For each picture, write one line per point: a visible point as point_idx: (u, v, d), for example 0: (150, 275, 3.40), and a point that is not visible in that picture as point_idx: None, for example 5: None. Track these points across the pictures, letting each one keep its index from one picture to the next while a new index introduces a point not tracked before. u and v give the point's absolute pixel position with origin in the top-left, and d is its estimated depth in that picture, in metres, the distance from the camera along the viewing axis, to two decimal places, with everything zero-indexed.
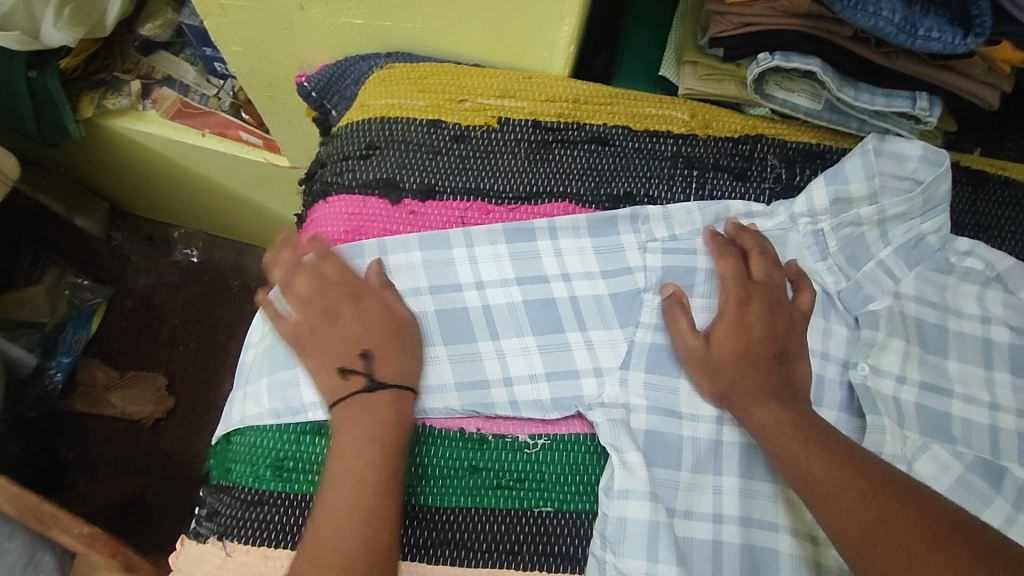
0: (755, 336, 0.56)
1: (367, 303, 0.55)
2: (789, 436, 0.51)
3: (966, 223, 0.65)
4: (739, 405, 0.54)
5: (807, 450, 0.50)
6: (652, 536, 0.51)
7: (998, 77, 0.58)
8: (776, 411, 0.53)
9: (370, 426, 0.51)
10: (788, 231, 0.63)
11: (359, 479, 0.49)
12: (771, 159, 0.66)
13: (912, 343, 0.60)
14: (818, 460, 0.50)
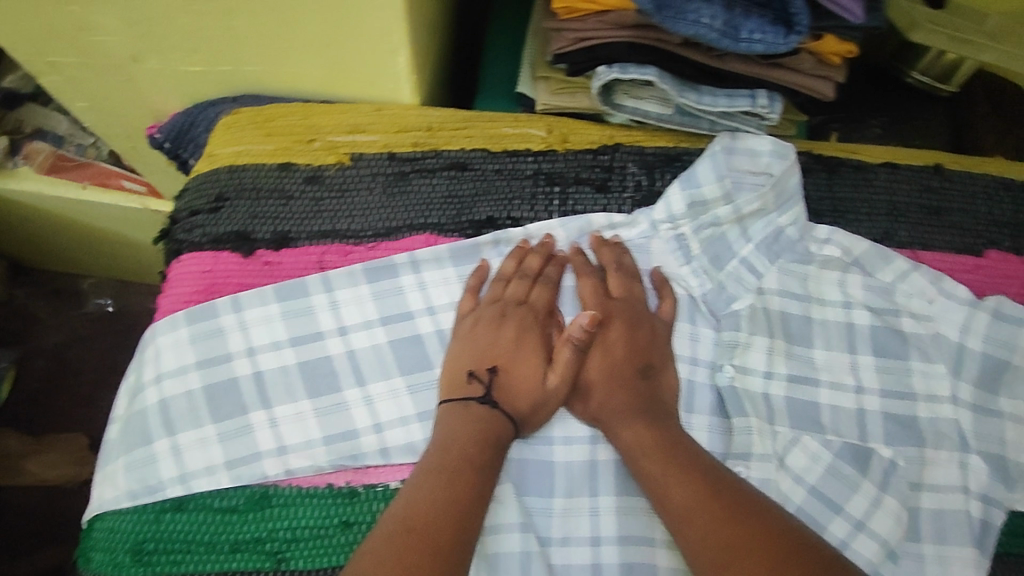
0: (619, 355, 0.58)
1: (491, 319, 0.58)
2: (655, 457, 0.52)
3: (824, 210, 0.67)
4: (608, 424, 0.55)
5: (666, 468, 0.52)
6: (524, 567, 0.52)
7: (829, 68, 0.58)
8: (646, 431, 0.54)
9: (476, 429, 0.53)
10: (650, 239, 0.63)
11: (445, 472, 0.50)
12: (631, 167, 0.66)
13: (778, 338, 0.61)
14: (679, 485, 0.51)
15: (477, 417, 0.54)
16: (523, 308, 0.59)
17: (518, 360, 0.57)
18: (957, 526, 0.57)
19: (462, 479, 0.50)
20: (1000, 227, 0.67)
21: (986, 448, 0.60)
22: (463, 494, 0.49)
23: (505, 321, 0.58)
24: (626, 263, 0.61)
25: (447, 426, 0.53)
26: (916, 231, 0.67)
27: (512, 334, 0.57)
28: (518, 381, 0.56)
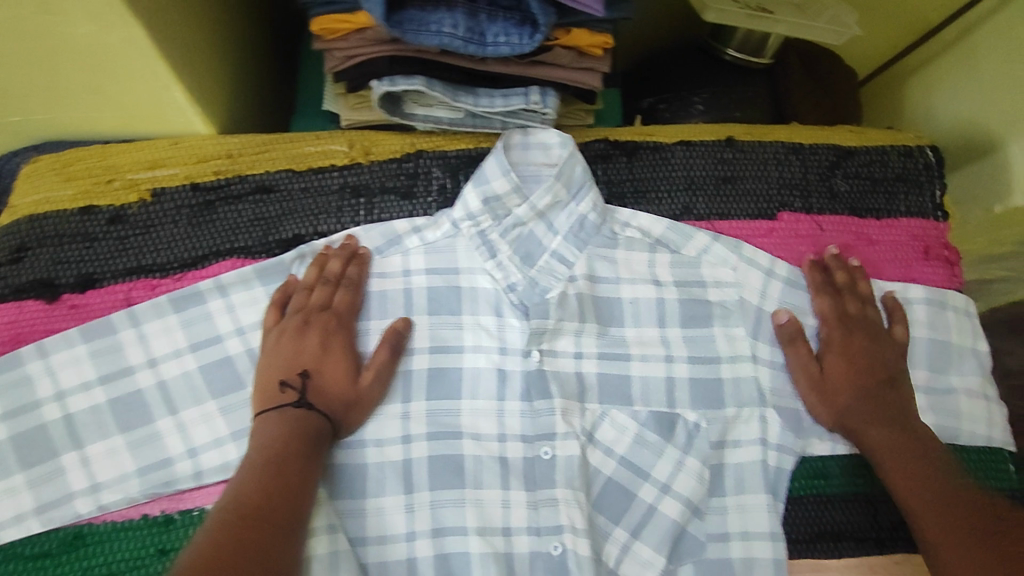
0: (861, 362, 0.63)
1: (311, 327, 0.59)
2: (897, 457, 0.58)
3: (625, 192, 0.71)
4: (851, 424, 0.61)
5: (894, 435, 0.59)
6: (333, 561, 0.54)
7: (592, 60, 0.61)
8: (887, 432, 0.60)
9: (285, 427, 0.54)
10: (454, 238, 0.66)
11: (258, 464, 0.51)
12: (434, 171, 0.69)
13: (588, 322, 0.64)
14: (914, 477, 0.57)
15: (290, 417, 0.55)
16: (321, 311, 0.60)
17: (329, 364, 0.58)
18: (755, 475, 0.60)
19: (284, 478, 0.51)
20: (790, 189, 0.72)
21: (781, 403, 0.64)
22: (282, 493, 0.50)
23: (305, 328, 0.59)
24: (861, 287, 0.67)
25: (261, 430, 0.54)
26: (714, 202, 0.71)
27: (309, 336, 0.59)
28: (331, 381, 0.58)
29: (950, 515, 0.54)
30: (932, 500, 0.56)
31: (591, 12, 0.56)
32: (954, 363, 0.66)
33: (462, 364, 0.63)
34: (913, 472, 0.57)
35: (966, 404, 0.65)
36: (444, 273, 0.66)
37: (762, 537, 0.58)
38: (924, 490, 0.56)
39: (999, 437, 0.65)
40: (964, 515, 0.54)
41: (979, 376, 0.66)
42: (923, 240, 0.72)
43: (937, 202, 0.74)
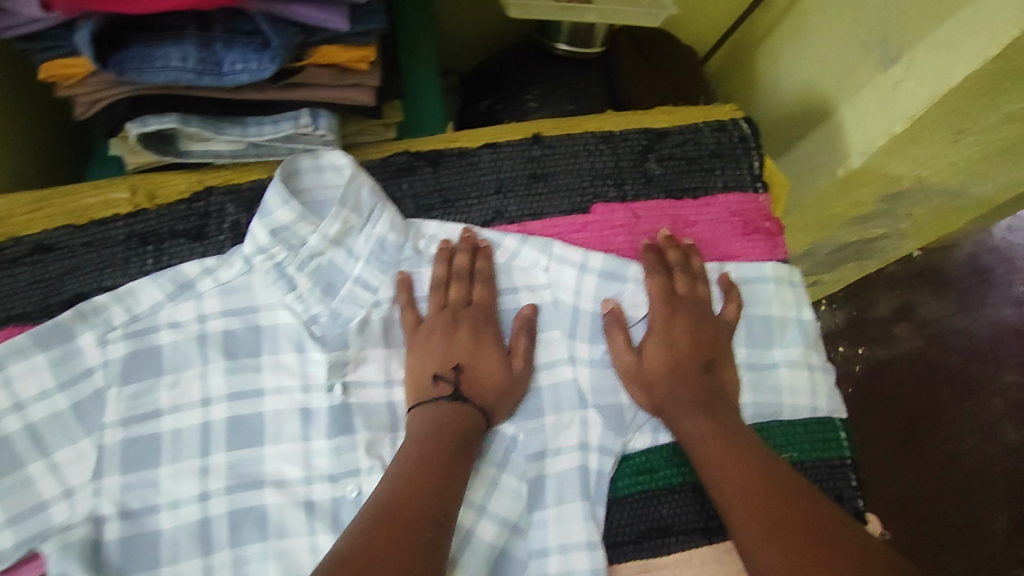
0: (683, 347, 0.62)
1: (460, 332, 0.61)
2: (713, 447, 0.57)
3: (433, 204, 0.68)
4: (671, 413, 0.60)
5: (699, 417, 0.58)
6: None
7: (360, 75, 0.58)
8: (706, 422, 0.58)
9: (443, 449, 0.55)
10: (250, 274, 0.63)
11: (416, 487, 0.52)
12: (227, 208, 0.66)
13: (393, 346, 0.63)
14: (730, 468, 0.55)
15: (451, 413, 0.58)
16: (441, 314, 0.62)
17: (474, 365, 0.60)
18: (573, 483, 0.59)
19: (404, 512, 0.50)
20: (603, 179, 0.70)
21: (602, 401, 0.62)
22: (392, 531, 0.49)
23: (438, 330, 0.61)
24: (692, 265, 0.66)
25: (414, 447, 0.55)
26: (525, 203, 0.69)
27: (444, 343, 0.60)
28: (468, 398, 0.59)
29: (758, 499, 0.52)
30: (743, 493, 0.53)
31: (336, 28, 0.53)
32: (778, 337, 0.67)
33: (264, 409, 0.60)
34: (736, 465, 0.55)
35: (788, 377, 0.66)
36: (241, 314, 0.63)
37: (580, 546, 0.57)
38: (732, 482, 0.54)
39: (824, 407, 0.67)
40: (778, 508, 0.51)
41: (804, 346, 0.67)
42: (742, 215, 0.71)
43: (755, 172, 0.73)
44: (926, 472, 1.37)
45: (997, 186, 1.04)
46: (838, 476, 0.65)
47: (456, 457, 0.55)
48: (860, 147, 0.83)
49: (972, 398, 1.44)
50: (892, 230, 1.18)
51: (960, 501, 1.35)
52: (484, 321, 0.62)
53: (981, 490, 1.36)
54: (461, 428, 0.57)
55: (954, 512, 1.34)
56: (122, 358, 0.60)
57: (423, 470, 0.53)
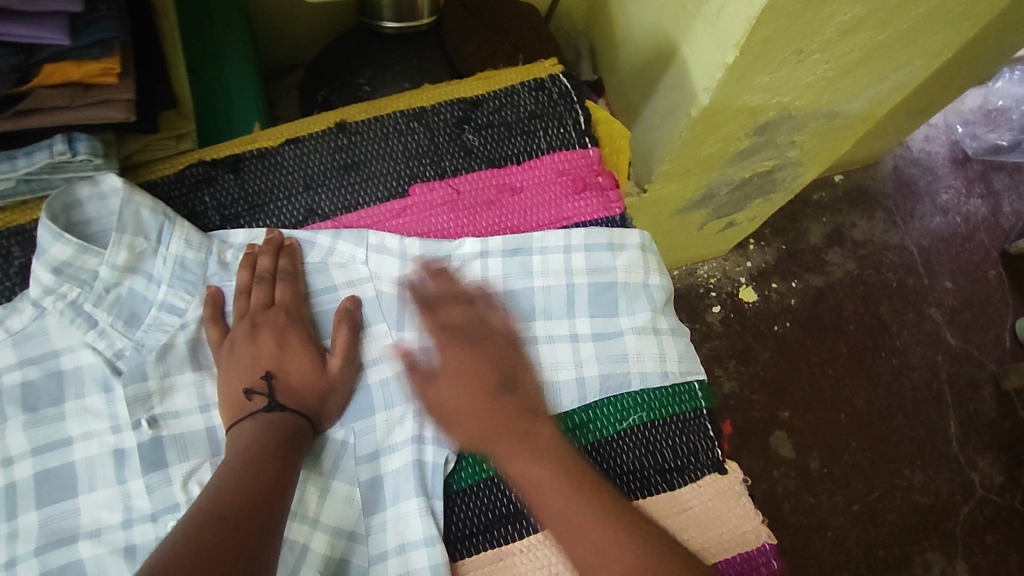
0: (484, 395, 0.57)
1: (266, 334, 0.57)
2: (547, 492, 0.53)
3: (240, 212, 0.65)
4: (499, 454, 0.55)
5: (528, 465, 0.54)
6: None
7: (107, 88, 0.54)
8: (545, 470, 0.53)
9: (282, 428, 0.53)
10: (43, 318, 0.59)
11: (257, 456, 0.51)
12: (11, 251, 0.61)
13: (204, 368, 0.59)
14: (553, 517, 0.52)
15: (267, 424, 0.53)
16: (240, 323, 0.57)
17: (292, 361, 0.56)
18: (409, 479, 0.56)
19: (245, 480, 0.49)
20: (418, 159, 0.67)
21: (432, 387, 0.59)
22: (234, 495, 0.48)
23: (257, 328, 0.57)
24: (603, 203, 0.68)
25: (240, 437, 0.52)
26: (339, 197, 0.66)
27: (245, 356, 0.56)
28: (299, 394, 0.55)
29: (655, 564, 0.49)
30: (587, 528, 0.51)
31: (55, 43, 0.49)
32: (621, 301, 0.64)
33: (73, 459, 0.56)
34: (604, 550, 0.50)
35: (634, 345, 0.62)
36: (40, 361, 0.58)
37: (418, 544, 0.54)
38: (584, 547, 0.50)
39: (675, 370, 0.63)
40: (638, 562, 0.49)
41: (649, 306, 0.64)
42: (571, 173, 0.68)
43: (581, 127, 0.69)
44: (873, 392, 1.36)
45: (876, 99, 1.01)
46: (699, 432, 0.61)
47: (276, 462, 0.51)
48: (705, 83, 0.81)
49: (909, 312, 1.43)
50: (786, 160, 1.14)
51: (910, 416, 1.35)
52: (290, 319, 0.58)
53: (931, 400, 1.37)
54: (291, 417, 0.54)
55: (904, 426, 1.34)
56: None
57: (251, 445, 0.51)
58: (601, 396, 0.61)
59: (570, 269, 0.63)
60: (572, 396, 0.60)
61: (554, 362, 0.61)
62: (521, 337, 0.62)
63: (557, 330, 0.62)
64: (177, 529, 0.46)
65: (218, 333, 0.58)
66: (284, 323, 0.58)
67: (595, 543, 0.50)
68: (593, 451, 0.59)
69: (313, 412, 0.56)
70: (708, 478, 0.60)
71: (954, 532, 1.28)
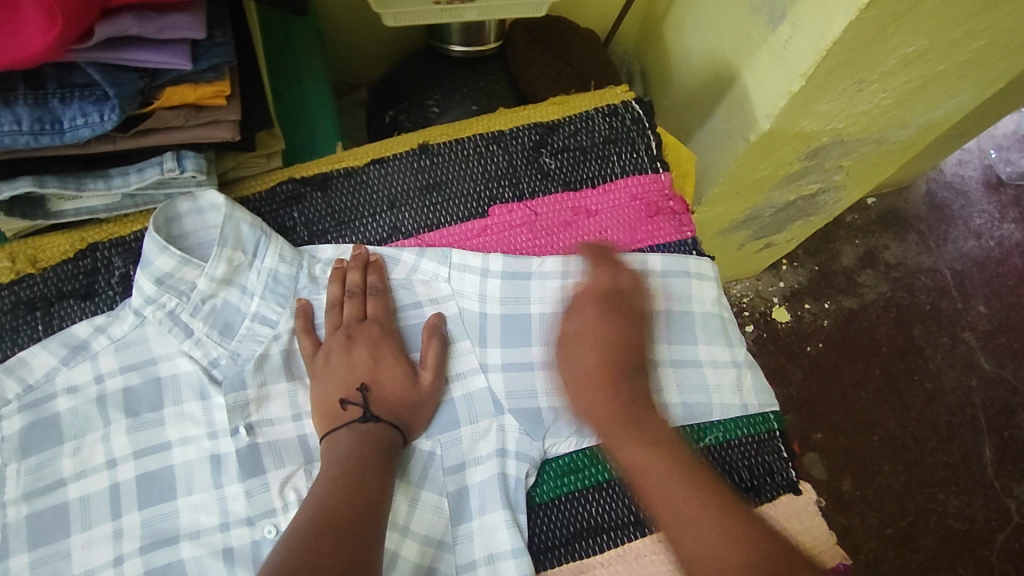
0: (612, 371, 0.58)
1: (361, 348, 0.59)
2: (661, 490, 0.52)
3: (328, 227, 0.67)
4: (611, 438, 0.56)
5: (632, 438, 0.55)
6: None
7: (216, 110, 0.57)
8: (653, 453, 0.54)
9: (379, 443, 0.55)
10: (143, 327, 0.62)
11: (357, 468, 0.53)
12: (114, 261, 0.64)
13: (296, 377, 0.61)
14: (671, 509, 0.52)
15: (361, 434, 0.55)
16: (334, 336, 0.60)
17: (384, 373, 0.59)
18: (495, 491, 0.58)
19: (347, 489, 0.51)
20: (498, 180, 0.69)
21: (517, 404, 0.61)
22: (343, 505, 0.50)
23: (352, 342, 0.59)
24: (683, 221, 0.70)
25: (338, 447, 0.55)
26: (421, 215, 0.68)
27: (343, 368, 0.58)
28: (391, 405, 0.58)
29: (682, 514, 0.51)
30: (695, 513, 0.51)
31: (178, 68, 0.51)
32: (702, 332, 0.65)
33: (173, 462, 0.58)
34: (664, 496, 0.52)
35: (714, 376, 0.64)
36: (140, 367, 0.61)
37: (506, 554, 0.56)
38: (666, 497, 0.52)
39: (754, 402, 0.64)
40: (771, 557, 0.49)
41: (727, 343, 0.66)
42: (645, 197, 0.70)
43: (653, 153, 0.72)
44: (909, 416, 1.36)
45: (922, 126, 1.02)
46: (773, 454, 0.63)
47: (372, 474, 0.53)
48: (765, 110, 0.83)
49: (943, 336, 1.44)
50: (829, 184, 1.16)
51: (945, 441, 1.35)
52: (385, 335, 0.61)
53: (965, 424, 1.37)
54: (385, 431, 0.56)
55: (939, 450, 1.34)
56: (19, 432, 0.58)
57: (350, 457, 0.53)
58: (683, 422, 0.62)
59: (646, 292, 0.66)
60: (656, 420, 0.62)
61: None
62: None
63: None
64: (290, 537, 0.48)
65: (310, 345, 0.61)
66: (376, 336, 0.60)
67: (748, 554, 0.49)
68: None
69: (405, 429, 0.58)
70: (784, 498, 0.61)
71: (990, 558, 1.27)
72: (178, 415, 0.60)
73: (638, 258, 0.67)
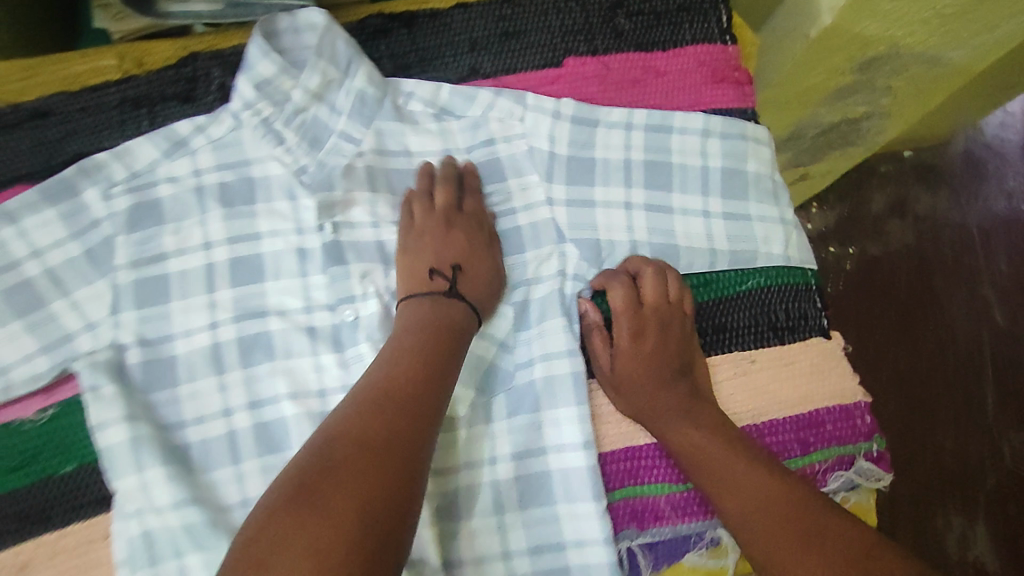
0: (650, 377, 0.62)
1: (456, 230, 0.64)
2: (693, 443, 0.59)
3: (411, 63, 0.72)
4: (657, 425, 0.61)
5: (668, 415, 0.61)
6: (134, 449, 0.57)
7: None
8: (684, 429, 0.60)
9: (440, 321, 0.58)
10: (239, 131, 0.67)
11: (420, 339, 0.56)
12: (213, 71, 0.69)
13: (379, 191, 0.66)
14: (706, 461, 0.58)
15: (440, 307, 0.59)
16: (431, 215, 0.64)
17: (475, 259, 0.63)
18: (555, 302, 0.63)
19: (408, 353, 0.55)
20: (574, 35, 0.73)
21: (579, 235, 0.66)
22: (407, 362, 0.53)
23: (437, 224, 0.64)
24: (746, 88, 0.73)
25: (414, 312, 0.59)
26: (499, 60, 0.72)
27: (439, 244, 0.63)
28: (472, 282, 0.62)
29: (729, 472, 0.57)
30: (727, 484, 0.57)
31: None
32: (753, 189, 0.70)
33: (262, 250, 0.64)
34: (721, 466, 0.57)
35: (761, 228, 0.69)
36: (235, 167, 0.66)
37: (560, 355, 0.61)
38: (708, 459, 0.58)
39: (797, 256, 0.69)
40: (778, 501, 0.54)
41: (776, 202, 0.70)
42: (711, 64, 0.73)
43: (724, 26, 0.74)
44: (917, 358, 1.39)
45: (980, 48, 1.01)
46: (808, 303, 0.67)
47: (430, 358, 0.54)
48: (831, 4, 0.85)
49: (961, 289, 1.44)
50: (875, 108, 1.16)
51: (950, 385, 1.38)
52: (478, 229, 0.65)
53: (970, 373, 1.39)
54: (450, 305, 0.59)
55: (942, 394, 1.38)
56: (126, 210, 0.64)
57: (418, 328, 0.57)
58: (729, 266, 0.67)
59: (704, 150, 0.70)
60: (704, 261, 0.67)
61: (687, 234, 0.68)
62: (656, 205, 0.68)
63: (692, 206, 0.69)
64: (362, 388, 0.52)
65: (406, 219, 0.65)
66: (471, 228, 0.65)
67: (754, 506, 0.55)
68: (708, 305, 0.66)
69: (471, 296, 0.61)
70: (815, 340, 0.66)
71: (977, 493, 1.34)
72: (270, 209, 0.65)
73: (701, 117, 0.70)
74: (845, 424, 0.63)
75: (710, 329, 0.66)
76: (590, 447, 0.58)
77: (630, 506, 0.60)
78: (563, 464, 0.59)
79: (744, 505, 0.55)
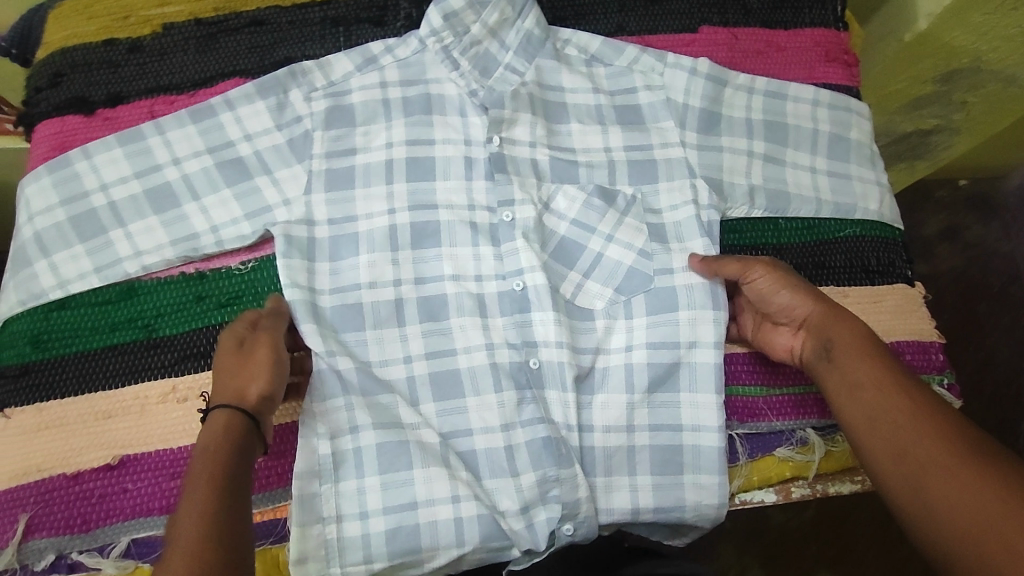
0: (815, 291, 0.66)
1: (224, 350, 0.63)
2: (852, 358, 0.60)
3: (568, 15, 0.83)
4: (818, 328, 0.64)
5: (830, 323, 0.63)
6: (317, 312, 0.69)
7: None
8: (847, 335, 0.62)
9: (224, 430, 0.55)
10: (422, 54, 0.77)
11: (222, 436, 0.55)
12: (402, 3, 0.80)
13: (537, 114, 0.77)
14: (863, 382, 0.59)
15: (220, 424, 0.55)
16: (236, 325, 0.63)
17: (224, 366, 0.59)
18: (686, 227, 0.74)
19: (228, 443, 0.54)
20: (709, 7, 0.84)
21: (708, 174, 0.76)
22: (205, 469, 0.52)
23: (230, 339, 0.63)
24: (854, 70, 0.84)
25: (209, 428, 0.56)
26: (644, 21, 0.83)
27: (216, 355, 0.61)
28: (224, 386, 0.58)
29: (887, 396, 0.57)
30: (886, 407, 0.56)
31: None
32: (855, 155, 0.80)
33: (434, 154, 0.75)
34: (878, 390, 0.58)
35: (861, 187, 0.79)
36: (415, 84, 0.77)
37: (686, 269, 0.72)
38: (862, 375, 0.59)
39: (889, 215, 0.79)
40: (943, 430, 0.53)
41: (873, 167, 0.80)
42: (825, 45, 0.84)
43: (838, 14, 0.85)
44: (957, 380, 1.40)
45: None
46: (895, 255, 0.78)
47: (189, 480, 0.52)
48: (929, 10, 0.96)
49: (1006, 318, 1.45)
50: (947, 122, 1.24)
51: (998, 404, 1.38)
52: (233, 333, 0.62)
53: (1010, 402, 1.38)
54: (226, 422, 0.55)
55: (981, 416, 1.38)
56: (325, 109, 0.74)
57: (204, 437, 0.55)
58: (831, 216, 0.78)
59: (814, 117, 0.80)
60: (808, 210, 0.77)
61: (797, 184, 0.78)
62: (772, 157, 0.78)
63: (803, 162, 0.79)
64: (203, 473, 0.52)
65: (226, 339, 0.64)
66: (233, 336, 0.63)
67: (918, 434, 0.53)
68: (809, 247, 0.77)
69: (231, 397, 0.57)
70: (899, 286, 0.77)
71: None
72: (444, 121, 0.76)
73: (811, 90, 0.80)
74: (922, 356, 0.74)
75: (812, 266, 0.76)
76: (719, 347, 0.70)
77: (735, 402, 0.72)
78: (691, 358, 0.70)
79: (905, 436, 0.54)
